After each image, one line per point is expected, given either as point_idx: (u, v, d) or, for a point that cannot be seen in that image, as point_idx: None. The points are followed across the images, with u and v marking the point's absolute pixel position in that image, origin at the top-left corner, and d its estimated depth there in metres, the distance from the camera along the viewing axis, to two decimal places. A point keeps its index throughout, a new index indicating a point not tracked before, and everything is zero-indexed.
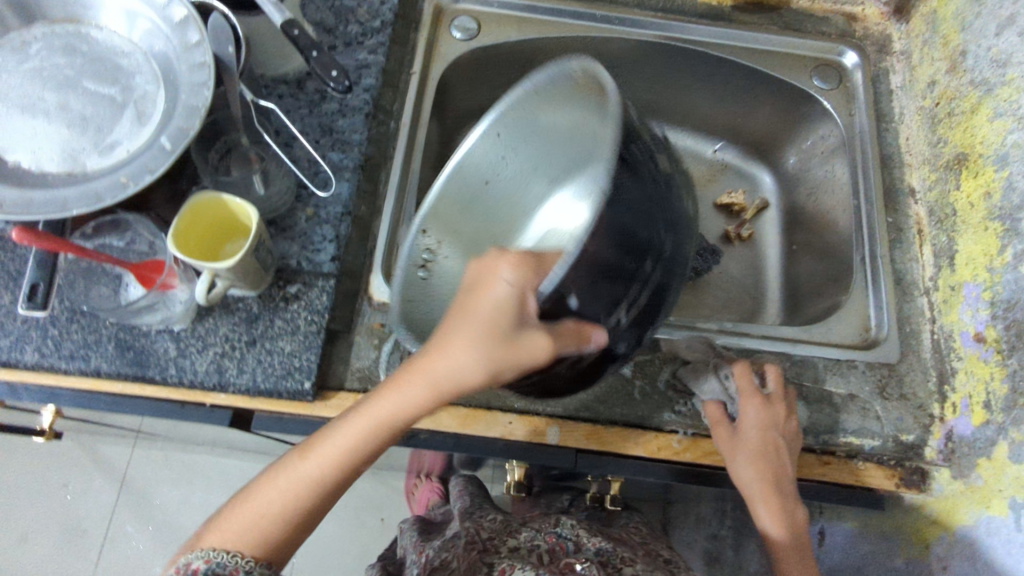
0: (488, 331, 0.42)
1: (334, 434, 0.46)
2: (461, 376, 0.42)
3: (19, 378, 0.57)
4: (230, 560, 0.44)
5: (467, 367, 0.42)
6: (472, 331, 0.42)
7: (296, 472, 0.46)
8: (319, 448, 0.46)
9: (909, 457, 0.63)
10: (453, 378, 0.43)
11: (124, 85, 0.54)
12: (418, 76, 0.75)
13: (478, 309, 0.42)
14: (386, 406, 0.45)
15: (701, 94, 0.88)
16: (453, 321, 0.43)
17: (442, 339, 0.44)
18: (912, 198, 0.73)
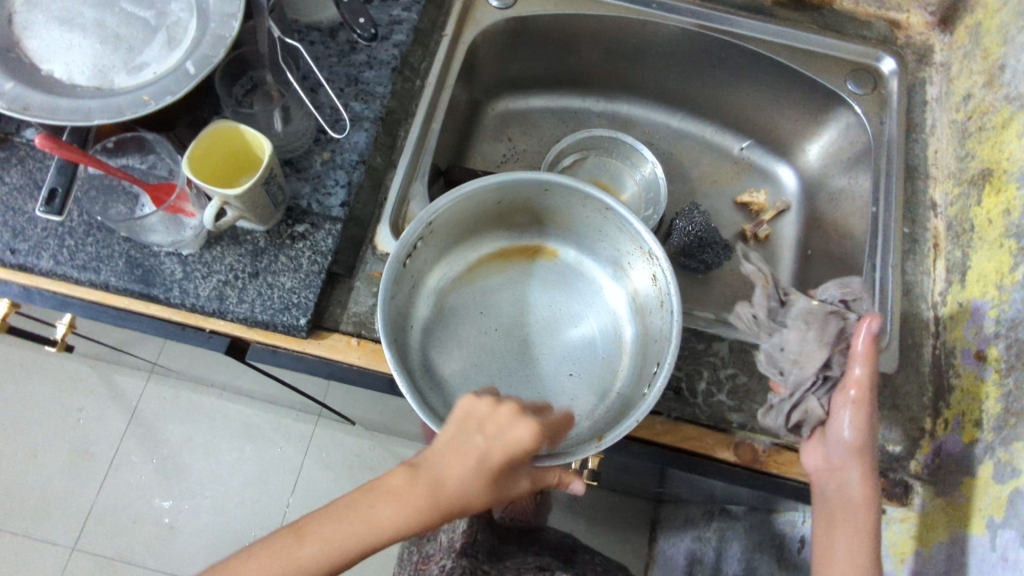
0: (490, 468, 0.48)
1: (326, 531, 0.46)
2: (458, 496, 0.47)
3: (35, 283, 0.60)
4: None
5: (463, 492, 0.47)
6: (481, 464, 0.47)
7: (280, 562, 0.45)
8: (314, 538, 0.46)
9: (895, 469, 0.62)
10: (457, 500, 0.47)
11: (159, 10, 0.56)
12: (450, 38, 0.76)
13: (483, 448, 0.48)
14: (379, 519, 0.46)
15: (733, 89, 0.88)
16: (459, 446, 0.48)
17: (447, 467, 0.48)
18: (933, 211, 0.71)
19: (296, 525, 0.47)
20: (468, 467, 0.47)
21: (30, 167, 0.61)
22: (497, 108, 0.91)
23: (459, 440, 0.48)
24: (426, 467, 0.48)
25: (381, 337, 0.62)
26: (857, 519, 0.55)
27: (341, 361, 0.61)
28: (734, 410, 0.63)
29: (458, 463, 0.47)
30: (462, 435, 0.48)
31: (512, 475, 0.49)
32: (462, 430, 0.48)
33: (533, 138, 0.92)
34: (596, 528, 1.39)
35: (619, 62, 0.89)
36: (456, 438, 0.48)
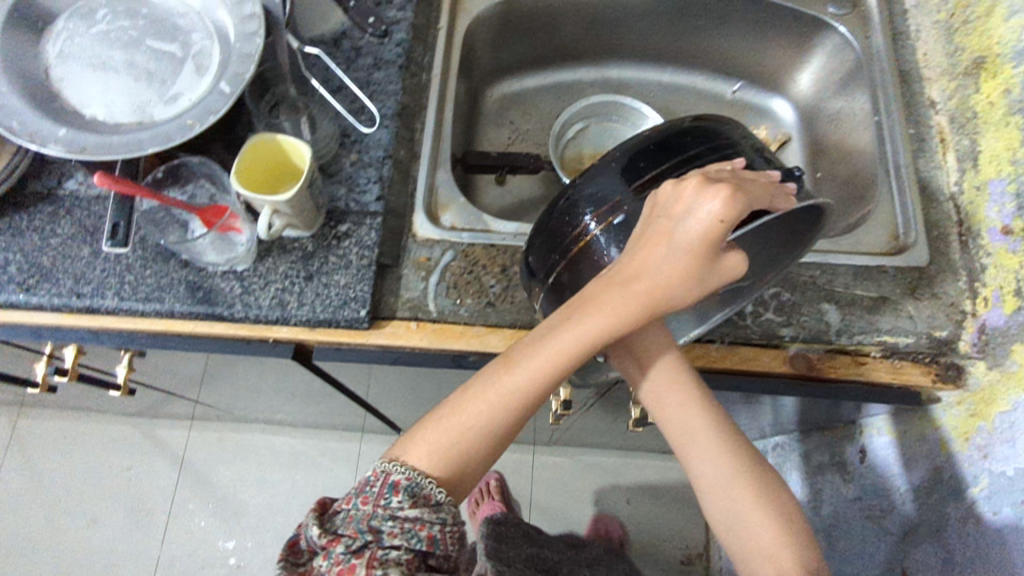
0: (667, 236, 0.48)
1: (531, 360, 0.52)
2: (642, 279, 0.49)
3: (104, 324, 0.63)
4: (405, 469, 0.53)
5: (637, 273, 0.49)
6: (659, 238, 0.48)
7: (494, 392, 0.53)
8: (522, 363, 0.52)
9: (944, 353, 0.65)
10: (638, 295, 0.49)
11: (181, 42, 0.58)
12: (445, 29, 0.78)
13: (681, 234, 0.47)
14: (582, 326, 0.50)
15: (718, 36, 0.90)
16: (653, 232, 0.49)
17: (641, 255, 0.49)
18: (933, 109, 0.74)
19: (500, 358, 0.54)
20: (641, 260, 0.49)
21: (78, 216, 0.63)
22: (495, 93, 0.94)
23: (657, 226, 0.49)
24: (625, 255, 0.51)
25: (438, 317, 0.64)
26: (732, 485, 0.52)
27: (405, 346, 0.64)
28: (783, 325, 0.65)
29: (649, 246, 0.49)
30: (651, 222, 0.49)
31: (716, 255, 0.48)
32: (653, 214, 0.49)
33: (533, 117, 0.95)
34: (651, 489, 1.42)
35: (604, 29, 0.91)
36: (649, 233, 0.49)
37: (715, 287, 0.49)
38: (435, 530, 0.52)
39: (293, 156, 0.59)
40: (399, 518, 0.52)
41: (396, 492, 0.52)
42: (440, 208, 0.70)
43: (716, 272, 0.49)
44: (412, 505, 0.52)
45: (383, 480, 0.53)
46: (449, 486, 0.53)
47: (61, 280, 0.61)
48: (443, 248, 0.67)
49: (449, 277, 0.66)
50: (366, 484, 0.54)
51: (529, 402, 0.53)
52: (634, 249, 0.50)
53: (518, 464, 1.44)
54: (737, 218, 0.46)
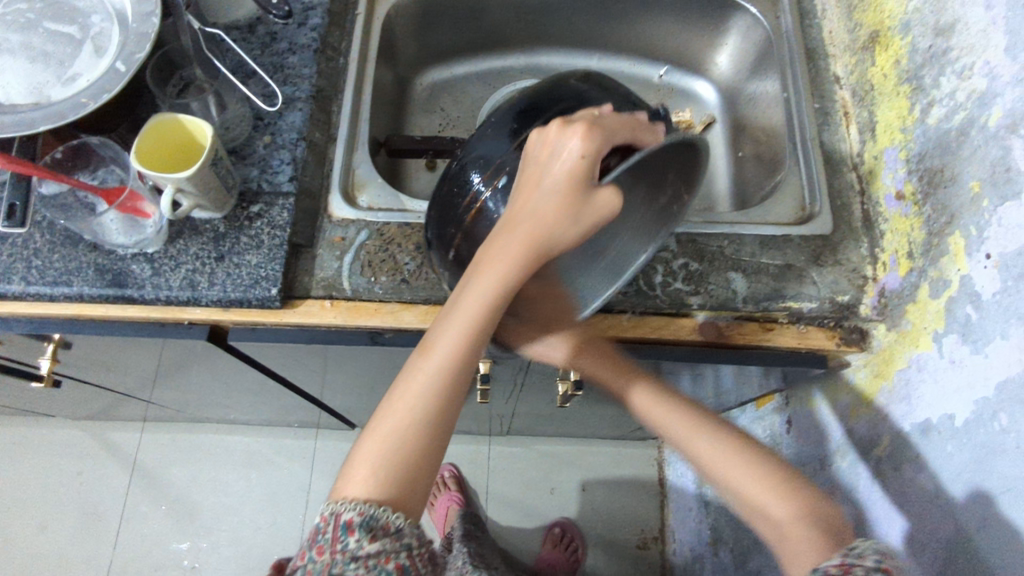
0: (538, 181, 0.51)
1: (444, 336, 0.52)
2: (525, 226, 0.51)
3: (13, 309, 0.62)
4: (354, 507, 0.48)
5: (522, 223, 0.52)
6: (530, 186, 0.51)
7: (421, 382, 0.52)
8: (439, 342, 0.52)
9: (847, 316, 0.67)
10: (519, 241, 0.52)
11: (81, 24, 0.59)
12: (364, 16, 0.79)
13: (549, 175, 0.50)
14: (482, 286, 0.52)
15: (641, 21, 0.93)
16: (524, 184, 0.52)
17: (519, 207, 0.52)
18: (837, 84, 0.77)
19: (419, 348, 0.53)
20: (519, 213, 0.52)
21: None
22: (425, 82, 0.95)
23: (525, 178, 0.52)
24: (505, 215, 0.53)
25: (353, 295, 0.65)
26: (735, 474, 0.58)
27: (320, 324, 0.64)
28: (692, 294, 0.66)
29: (523, 197, 0.52)
30: (522, 179, 0.52)
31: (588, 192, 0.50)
32: (523, 169, 0.52)
33: (464, 104, 0.96)
34: (606, 476, 1.44)
35: (529, 17, 0.93)
36: (523, 188, 0.52)
37: (593, 223, 0.51)
38: (403, 558, 0.48)
39: (191, 134, 0.59)
40: (360, 558, 0.47)
41: (351, 531, 0.47)
42: (357, 190, 0.71)
43: (593, 206, 0.50)
44: (373, 540, 0.47)
45: (334, 523, 0.48)
46: (403, 498, 0.49)
47: None
48: (358, 228, 0.68)
49: (363, 255, 0.67)
50: (318, 532, 0.49)
51: (456, 380, 0.52)
52: (512, 207, 0.52)
53: (474, 457, 1.44)
54: (598, 154, 0.50)
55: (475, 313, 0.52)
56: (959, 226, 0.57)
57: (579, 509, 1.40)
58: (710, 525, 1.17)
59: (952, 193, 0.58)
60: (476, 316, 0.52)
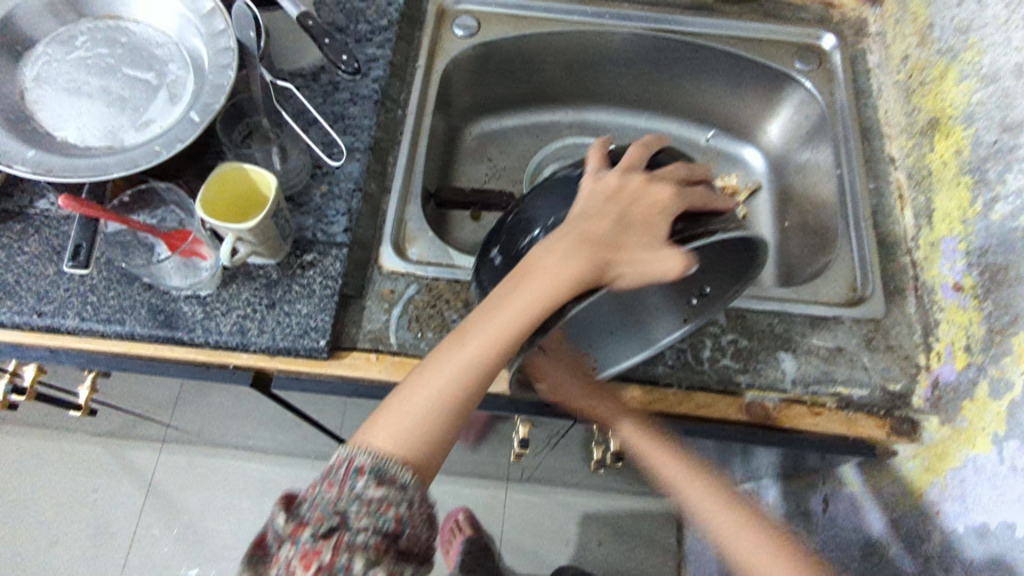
0: (583, 246, 0.52)
1: (470, 340, 0.53)
2: (546, 284, 0.51)
3: (64, 344, 0.62)
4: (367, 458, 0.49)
5: (551, 278, 0.51)
6: (571, 242, 0.53)
7: (451, 367, 0.53)
8: (474, 330, 0.53)
9: (897, 406, 0.65)
10: (540, 299, 0.51)
11: (158, 70, 0.60)
12: (424, 69, 0.81)
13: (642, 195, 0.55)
14: (523, 297, 0.52)
15: (693, 85, 0.93)
16: (560, 247, 0.52)
17: (543, 262, 0.52)
18: (892, 165, 0.76)
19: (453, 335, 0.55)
20: (539, 274, 0.52)
21: (46, 235, 0.63)
22: (474, 131, 0.96)
23: (558, 240, 0.53)
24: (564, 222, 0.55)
25: (398, 350, 0.65)
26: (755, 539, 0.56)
27: (364, 378, 0.64)
28: (740, 371, 0.66)
29: (536, 264, 0.52)
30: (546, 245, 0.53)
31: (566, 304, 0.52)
32: (591, 204, 0.55)
33: (511, 155, 0.97)
34: (621, 531, 1.41)
35: (581, 74, 0.94)
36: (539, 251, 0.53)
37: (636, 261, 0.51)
38: (402, 511, 0.47)
39: (254, 183, 0.61)
40: (365, 500, 0.47)
41: (361, 475, 0.48)
42: (407, 242, 0.71)
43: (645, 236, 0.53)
44: (378, 485, 0.48)
45: (345, 467, 0.49)
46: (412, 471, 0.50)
47: (24, 298, 0.61)
48: (407, 282, 0.68)
49: (411, 310, 0.67)
50: (330, 469, 0.49)
51: (484, 374, 0.53)
52: (540, 254, 0.53)
53: (489, 503, 1.42)
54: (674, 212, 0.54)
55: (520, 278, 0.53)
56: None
57: (593, 564, 1.38)
58: None
59: (1017, 293, 0.57)
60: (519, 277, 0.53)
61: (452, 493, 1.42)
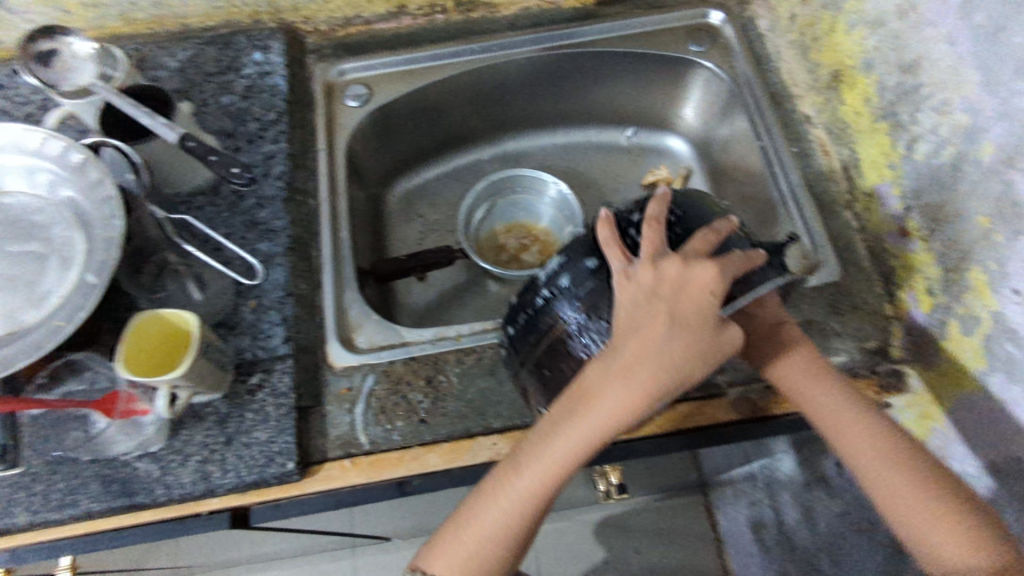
0: (674, 324, 0.50)
1: (549, 437, 0.51)
2: (661, 365, 0.49)
3: (20, 542, 0.58)
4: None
5: (671, 343, 0.49)
6: (655, 313, 0.50)
7: (562, 449, 0.50)
8: (526, 467, 0.51)
9: (879, 361, 0.63)
10: (660, 365, 0.49)
11: (42, 237, 0.57)
12: (326, 151, 0.79)
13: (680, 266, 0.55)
14: (610, 394, 0.49)
15: (598, 92, 0.92)
16: (676, 313, 0.50)
17: (650, 332, 0.49)
18: (809, 124, 0.76)
19: (577, 391, 0.51)
20: (680, 311, 0.50)
21: None
22: (397, 193, 0.94)
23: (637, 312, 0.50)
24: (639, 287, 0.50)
25: (371, 448, 0.62)
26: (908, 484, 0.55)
27: (344, 487, 0.61)
28: (718, 371, 0.64)
29: (649, 322, 0.50)
30: (685, 266, 0.50)
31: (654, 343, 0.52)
32: (631, 311, 0.50)
33: (440, 206, 0.95)
34: (655, 534, 1.39)
35: (484, 110, 0.93)
36: (666, 287, 0.50)
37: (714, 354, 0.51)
38: None
39: (177, 323, 0.58)
40: None
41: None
42: (353, 331, 0.69)
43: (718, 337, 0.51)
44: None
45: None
46: (518, 555, 0.53)
47: None
48: (363, 374, 0.66)
49: (375, 403, 0.64)
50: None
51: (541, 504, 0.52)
52: (644, 310, 0.50)
53: None
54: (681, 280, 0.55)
55: (621, 376, 0.49)
56: (976, 263, 0.56)
57: None
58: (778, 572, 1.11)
59: (960, 229, 0.57)
60: (622, 376, 0.49)
61: None
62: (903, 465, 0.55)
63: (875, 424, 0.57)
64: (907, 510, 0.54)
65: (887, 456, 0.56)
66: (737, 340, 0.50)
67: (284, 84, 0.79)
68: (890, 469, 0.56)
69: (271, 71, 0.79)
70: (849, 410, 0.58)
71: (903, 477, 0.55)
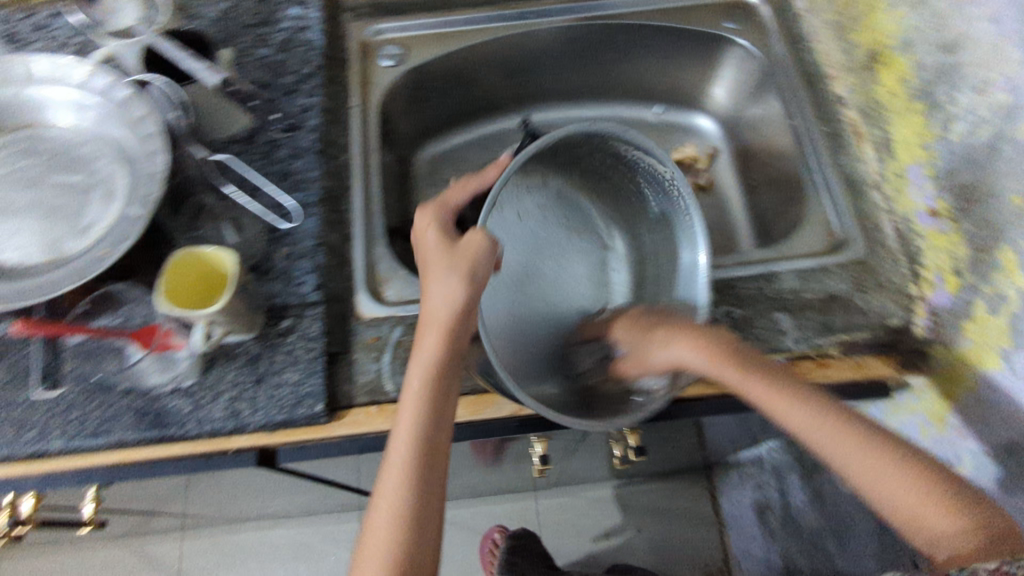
0: (455, 267, 0.56)
1: (402, 425, 0.53)
2: (444, 304, 0.55)
3: (54, 467, 0.60)
4: None
5: (461, 276, 0.56)
6: (438, 270, 0.57)
7: (410, 415, 0.53)
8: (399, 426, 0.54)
9: (902, 339, 0.65)
10: (442, 311, 0.55)
11: (87, 170, 0.58)
12: (360, 108, 0.80)
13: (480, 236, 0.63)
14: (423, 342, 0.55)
15: (629, 66, 0.93)
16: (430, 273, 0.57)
17: (435, 272, 0.57)
18: (842, 105, 0.76)
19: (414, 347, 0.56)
20: (459, 266, 0.56)
21: (12, 360, 0.61)
22: (424, 156, 0.95)
23: (432, 273, 0.57)
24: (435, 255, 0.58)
25: (397, 397, 0.63)
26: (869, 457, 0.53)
27: (370, 433, 0.62)
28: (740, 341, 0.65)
29: (431, 276, 0.57)
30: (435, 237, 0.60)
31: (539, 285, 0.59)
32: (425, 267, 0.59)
33: (466, 172, 0.96)
34: (657, 513, 1.40)
35: (514, 79, 0.93)
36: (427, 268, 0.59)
37: (473, 260, 0.56)
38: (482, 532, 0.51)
39: (214, 263, 0.59)
40: None
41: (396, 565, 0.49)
42: (382, 283, 0.70)
43: (462, 251, 0.57)
44: None
45: None
46: (428, 511, 0.51)
47: (3, 431, 0.58)
48: (392, 325, 0.67)
49: (402, 353, 0.65)
50: None
51: (425, 455, 0.52)
52: (438, 257, 0.58)
53: (522, 514, 1.40)
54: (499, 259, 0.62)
55: (438, 330, 0.55)
56: (1007, 241, 0.56)
57: (638, 552, 1.37)
58: (780, 553, 1.13)
59: (992, 209, 0.57)
60: (439, 328, 0.55)
61: (483, 513, 1.40)
62: (826, 419, 0.56)
63: (777, 378, 0.58)
64: (875, 478, 0.53)
65: (819, 414, 0.55)
66: (476, 240, 0.56)
67: (321, 39, 0.80)
68: (844, 439, 0.55)
69: (308, 25, 0.80)
70: (756, 377, 0.58)
71: (850, 441, 0.54)
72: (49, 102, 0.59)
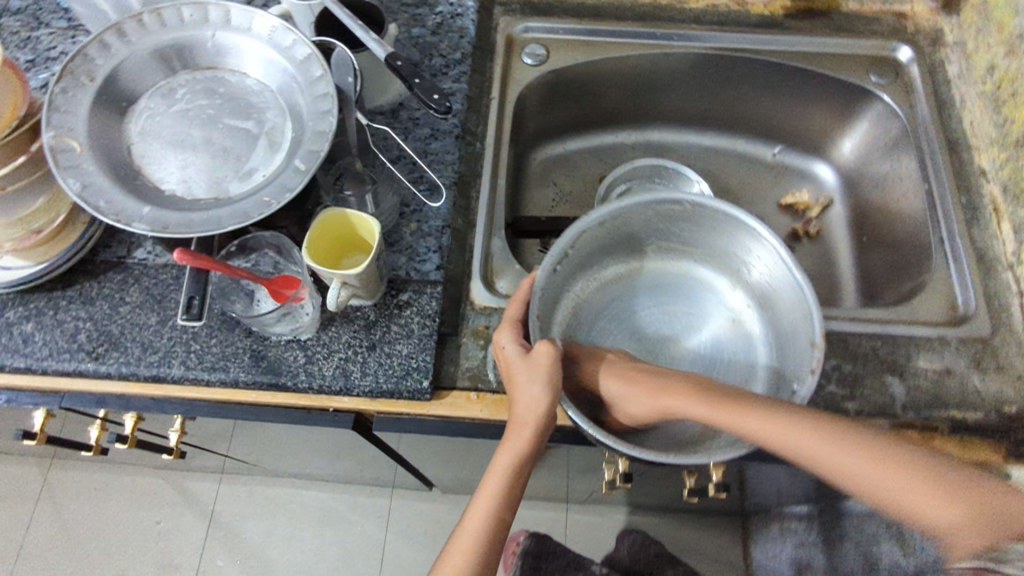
0: (539, 366, 0.55)
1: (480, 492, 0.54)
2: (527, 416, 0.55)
3: (166, 393, 0.62)
4: None
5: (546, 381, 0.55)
6: (526, 373, 0.55)
7: (487, 490, 0.54)
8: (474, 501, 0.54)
9: (1015, 428, 0.63)
10: (532, 411, 0.54)
11: (257, 119, 0.61)
12: (498, 101, 0.82)
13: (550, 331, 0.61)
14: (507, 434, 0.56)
15: (758, 102, 0.92)
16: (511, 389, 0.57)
17: (518, 372, 0.56)
18: (984, 179, 0.75)
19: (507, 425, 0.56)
20: (535, 372, 0.55)
21: (146, 283, 0.64)
22: (539, 157, 0.96)
23: (512, 369, 0.56)
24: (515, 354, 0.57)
25: (498, 387, 0.64)
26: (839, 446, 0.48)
27: (466, 418, 0.63)
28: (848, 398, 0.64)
29: (515, 380, 0.56)
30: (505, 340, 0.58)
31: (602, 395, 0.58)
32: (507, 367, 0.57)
33: (576, 179, 0.96)
34: (687, 550, 1.38)
35: (642, 97, 0.94)
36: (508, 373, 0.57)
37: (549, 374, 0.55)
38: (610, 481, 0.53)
39: (346, 229, 0.61)
40: None
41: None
42: (495, 274, 0.72)
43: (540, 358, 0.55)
44: None
45: None
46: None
47: (129, 349, 0.61)
48: (502, 317, 0.68)
49: None
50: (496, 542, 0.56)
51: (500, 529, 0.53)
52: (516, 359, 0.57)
53: (552, 524, 1.39)
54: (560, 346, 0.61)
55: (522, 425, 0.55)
56: None
57: None
58: None
59: None
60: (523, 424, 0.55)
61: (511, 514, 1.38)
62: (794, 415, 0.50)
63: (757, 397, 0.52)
64: (876, 483, 0.46)
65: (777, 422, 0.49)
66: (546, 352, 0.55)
67: (472, 29, 0.82)
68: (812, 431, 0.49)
69: (463, 13, 0.82)
70: (756, 415, 0.50)
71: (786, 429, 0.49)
72: (230, 47, 0.62)
